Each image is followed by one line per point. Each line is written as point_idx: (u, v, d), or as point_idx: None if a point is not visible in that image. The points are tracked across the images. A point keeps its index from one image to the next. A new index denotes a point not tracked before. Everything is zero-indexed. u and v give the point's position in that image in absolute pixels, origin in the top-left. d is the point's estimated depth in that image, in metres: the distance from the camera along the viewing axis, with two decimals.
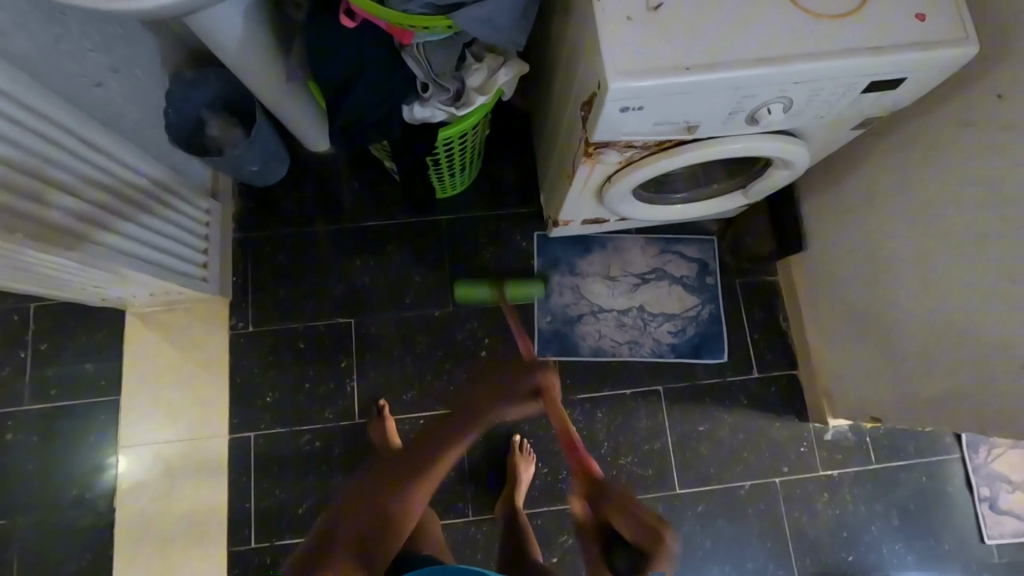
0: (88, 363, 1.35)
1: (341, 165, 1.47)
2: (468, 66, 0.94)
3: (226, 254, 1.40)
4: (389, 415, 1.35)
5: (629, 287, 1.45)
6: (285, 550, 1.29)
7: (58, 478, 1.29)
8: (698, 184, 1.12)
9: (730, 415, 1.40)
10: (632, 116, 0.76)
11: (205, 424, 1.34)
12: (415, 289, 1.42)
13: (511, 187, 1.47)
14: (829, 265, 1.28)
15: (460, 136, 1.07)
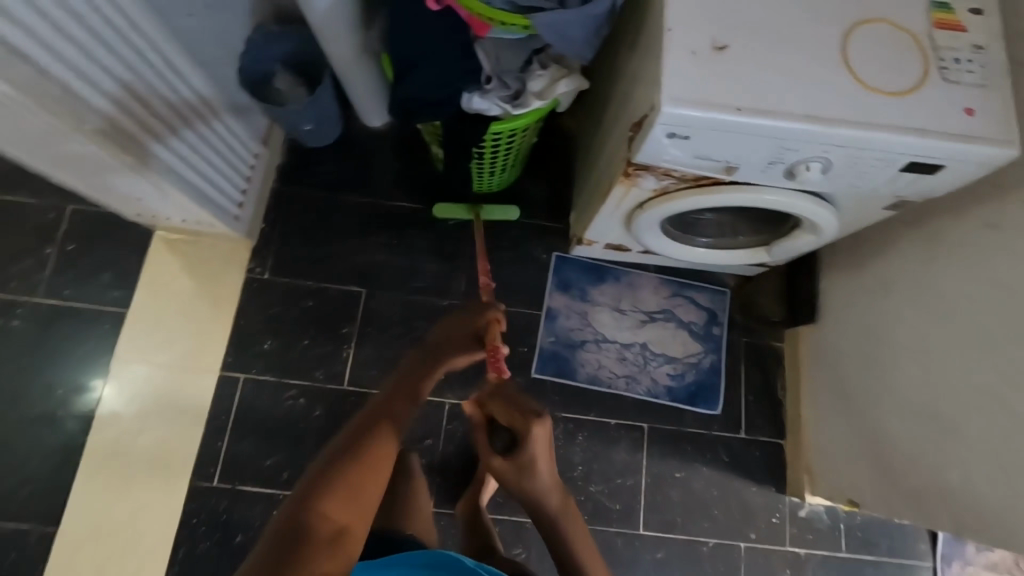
0: (107, 272, 1.39)
1: (389, 143, 1.52)
2: (533, 70, 0.97)
3: (261, 201, 1.44)
4: None
5: (636, 320, 1.46)
6: (244, 496, 1.29)
7: (51, 373, 1.32)
8: (724, 232, 1.14)
9: (709, 469, 1.39)
10: (676, 144, 0.79)
11: (201, 356, 1.36)
12: (431, 274, 1.45)
13: (544, 199, 1.51)
14: (836, 340, 1.29)
15: (509, 134, 1.11)
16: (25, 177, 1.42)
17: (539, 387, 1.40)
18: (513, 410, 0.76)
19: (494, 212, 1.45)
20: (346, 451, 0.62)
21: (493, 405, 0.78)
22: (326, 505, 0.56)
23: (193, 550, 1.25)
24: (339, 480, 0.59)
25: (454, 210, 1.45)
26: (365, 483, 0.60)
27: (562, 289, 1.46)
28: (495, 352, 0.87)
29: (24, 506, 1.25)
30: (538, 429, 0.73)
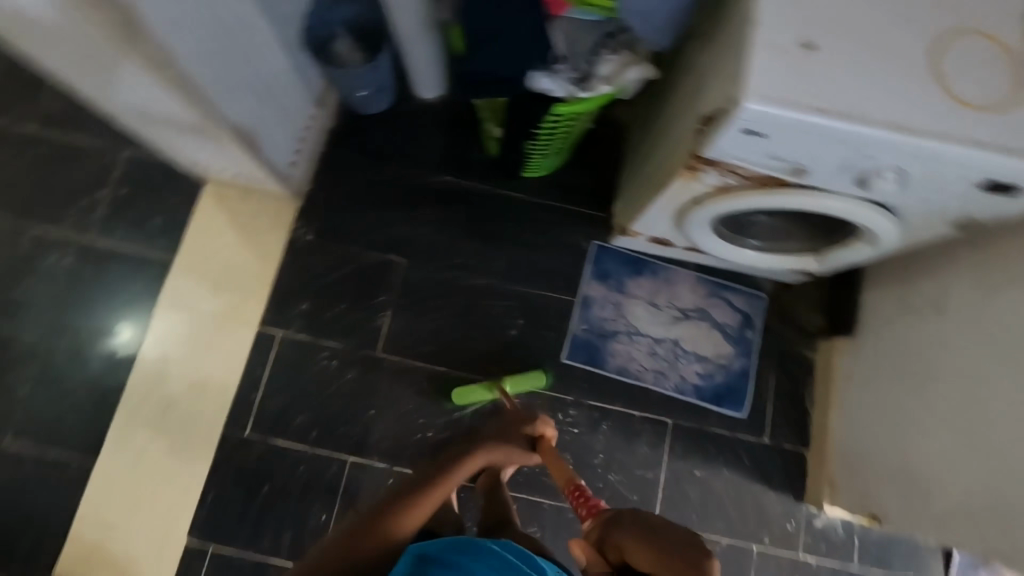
0: (157, 219, 1.42)
1: (439, 116, 1.52)
2: (603, 55, 0.97)
3: (310, 162, 1.46)
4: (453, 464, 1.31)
5: (670, 317, 1.46)
6: (273, 449, 1.33)
7: (98, 313, 1.37)
8: (774, 236, 1.14)
9: (729, 470, 1.39)
10: (750, 141, 0.79)
11: (241, 311, 1.39)
12: (470, 251, 1.46)
13: (589, 186, 1.50)
14: (874, 356, 1.28)
15: (569, 118, 1.10)
16: (84, 120, 1.45)
17: (568, 373, 1.41)
18: (650, 541, 0.76)
19: (522, 387, 1.37)
20: (385, 504, 0.84)
21: (626, 541, 0.78)
22: (360, 540, 0.79)
23: (222, 495, 1.30)
24: (372, 525, 0.81)
25: (478, 394, 1.35)
26: (389, 531, 0.81)
27: (599, 279, 1.47)
28: (581, 490, 0.93)
29: (64, 437, 1.30)
30: (707, 562, 0.72)
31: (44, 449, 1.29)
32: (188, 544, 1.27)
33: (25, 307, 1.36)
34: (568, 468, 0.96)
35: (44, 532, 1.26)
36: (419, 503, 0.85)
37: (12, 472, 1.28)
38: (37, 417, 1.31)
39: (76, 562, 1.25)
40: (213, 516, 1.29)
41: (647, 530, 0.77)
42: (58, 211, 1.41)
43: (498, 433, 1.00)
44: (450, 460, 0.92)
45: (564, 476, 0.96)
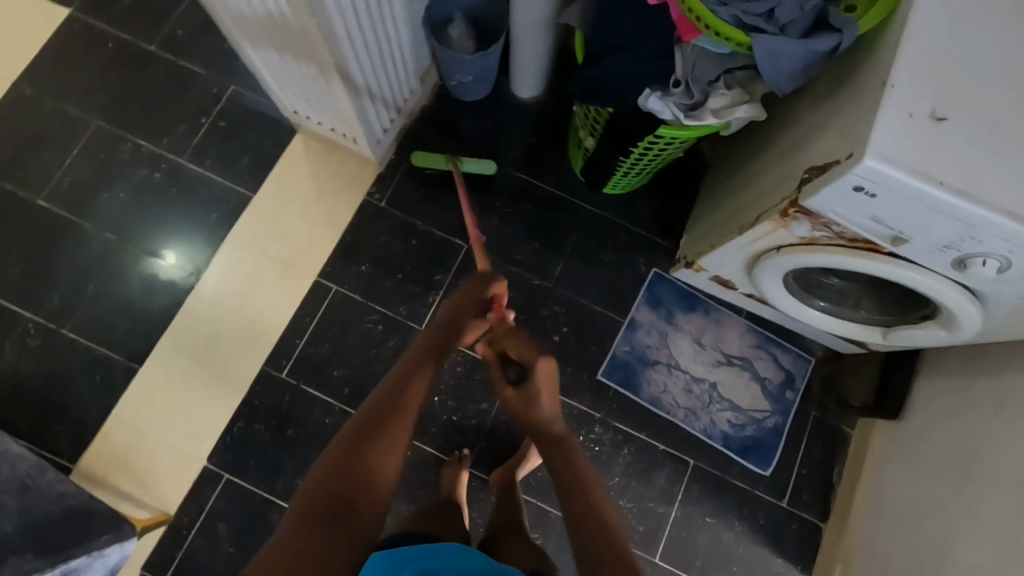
0: (246, 156, 1.49)
1: (530, 117, 1.55)
2: (719, 88, 0.97)
3: (399, 133, 1.51)
4: (466, 466, 1.32)
5: (713, 359, 1.45)
6: (304, 396, 1.36)
7: (174, 230, 1.43)
8: (843, 299, 1.13)
9: (741, 525, 1.37)
10: (859, 200, 0.79)
11: (304, 258, 1.44)
12: (532, 251, 1.48)
13: (661, 214, 1.51)
14: (918, 445, 1.25)
15: (667, 143, 1.11)
16: (201, 50, 1.53)
17: (601, 390, 1.41)
18: (523, 344, 0.86)
19: (473, 164, 1.46)
20: (354, 447, 0.73)
21: (506, 342, 0.87)
22: (342, 501, 0.68)
23: (248, 429, 1.33)
24: (350, 475, 0.70)
25: (435, 159, 1.44)
26: (379, 468, 0.72)
27: (651, 306, 1.47)
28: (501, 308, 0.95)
29: (116, 339, 1.36)
30: (541, 360, 0.82)
31: (96, 346, 1.35)
32: (206, 467, 1.31)
33: (108, 209, 1.43)
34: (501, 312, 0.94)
35: (78, 423, 1.31)
36: (400, 426, 0.76)
37: (63, 361, 1.34)
38: (96, 314, 1.37)
39: (100, 460, 1.30)
40: (235, 447, 1.32)
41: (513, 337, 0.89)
42: (159, 129, 1.48)
43: (450, 323, 0.93)
44: (410, 372, 0.84)
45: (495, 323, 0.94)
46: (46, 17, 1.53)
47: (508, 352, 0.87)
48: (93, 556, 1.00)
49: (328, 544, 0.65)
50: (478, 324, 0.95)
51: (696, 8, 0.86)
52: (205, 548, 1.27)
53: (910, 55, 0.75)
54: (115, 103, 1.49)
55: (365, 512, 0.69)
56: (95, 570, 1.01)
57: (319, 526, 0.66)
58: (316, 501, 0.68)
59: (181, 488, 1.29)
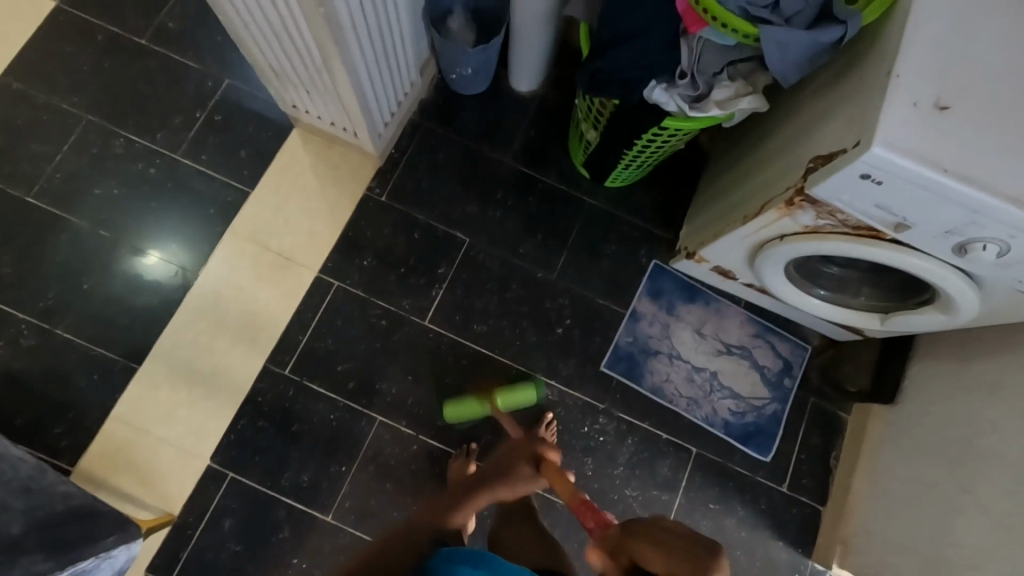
0: (243, 151, 1.47)
1: (530, 110, 1.56)
2: (723, 80, 0.99)
3: (399, 126, 1.50)
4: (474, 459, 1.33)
5: (713, 348, 1.47)
6: (309, 391, 1.35)
7: (172, 227, 1.41)
8: (843, 287, 1.16)
9: (743, 510, 1.40)
10: (865, 187, 0.81)
11: (305, 254, 1.43)
12: (534, 244, 1.49)
13: (661, 205, 1.53)
14: (915, 429, 1.28)
15: (671, 135, 1.12)
16: (195, 42, 1.50)
17: (605, 381, 1.43)
18: (655, 541, 0.78)
19: (517, 403, 1.33)
20: (403, 535, 0.82)
21: (635, 548, 0.78)
22: (371, 562, 0.76)
23: (252, 426, 1.32)
24: (397, 551, 0.78)
25: (470, 406, 1.32)
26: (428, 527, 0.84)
27: (652, 297, 1.49)
28: (586, 502, 0.92)
29: (115, 337, 1.34)
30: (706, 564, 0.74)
31: (93, 344, 1.33)
32: (210, 465, 1.29)
33: (103, 207, 1.40)
34: (574, 487, 0.92)
35: (77, 422, 1.29)
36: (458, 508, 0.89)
37: (60, 360, 1.31)
38: (93, 313, 1.34)
39: (100, 459, 1.28)
40: (239, 444, 1.31)
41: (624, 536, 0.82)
42: (153, 123, 1.46)
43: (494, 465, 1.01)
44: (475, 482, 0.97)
45: (566, 491, 0.92)
46: (34, 8, 1.49)
47: (638, 560, 0.77)
48: (102, 557, 0.98)
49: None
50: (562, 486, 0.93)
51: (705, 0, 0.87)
52: (210, 546, 1.26)
53: (914, 45, 0.77)
54: (106, 97, 1.46)
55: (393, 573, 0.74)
56: (104, 571, 0.99)
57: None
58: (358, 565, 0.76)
59: (184, 486, 1.28)
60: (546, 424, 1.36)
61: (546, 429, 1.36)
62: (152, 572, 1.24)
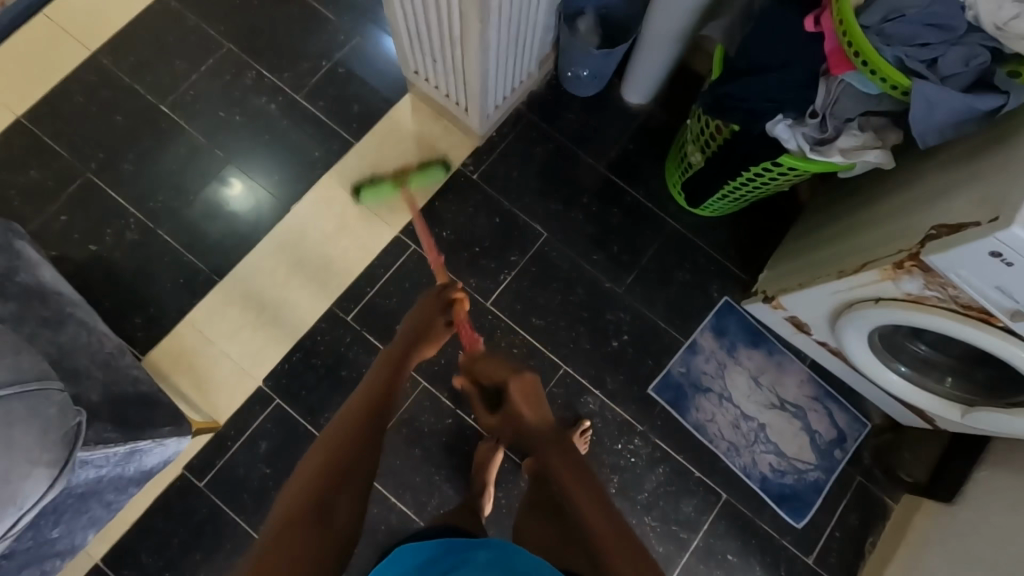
0: (356, 105, 1.54)
1: (634, 123, 1.56)
2: (853, 128, 0.96)
3: (505, 113, 1.54)
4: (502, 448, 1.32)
5: (766, 400, 1.43)
6: (364, 341, 1.40)
7: (278, 161, 1.49)
8: (925, 368, 1.11)
9: (762, 572, 1.34)
10: (991, 265, 0.77)
11: (390, 213, 1.48)
12: (609, 253, 1.49)
13: (745, 245, 1.50)
14: (968, 534, 1.18)
15: (780, 175, 1.09)
16: None
17: (649, 404, 1.41)
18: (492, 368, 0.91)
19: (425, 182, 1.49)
20: (368, 416, 0.74)
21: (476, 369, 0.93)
22: (337, 470, 0.67)
23: (306, 360, 1.38)
24: (358, 443, 0.70)
25: (384, 188, 1.47)
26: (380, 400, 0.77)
27: (715, 333, 1.46)
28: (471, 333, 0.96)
29: (205, 248, 1.43)
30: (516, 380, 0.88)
31: (184, 250, 1.42)
32: (260, 387, 1.36)
33: (222, 129, 1.50)
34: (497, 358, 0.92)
35: (155, 318, 1.38)
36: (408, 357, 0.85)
37: (153, 258, 1.41)
38: (191, 222, 1.44)
39: (167, 356, 1.36)
40: (290, 374, 1.37)
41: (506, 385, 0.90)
42: (283, 63, 1.55)
43: (418, 331, 0.87)
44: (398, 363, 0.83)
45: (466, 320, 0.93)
46: None
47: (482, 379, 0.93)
48: (157, 442, 1.03)
49: (343, 498, 0.67)
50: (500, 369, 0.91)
51: (857, 44, 0.86)
52: (243, 463, 1.31)
53: None
54: (248, 30, 1.56)
55: (360, 469, 0.69)
56: (153, 455, 1.05)
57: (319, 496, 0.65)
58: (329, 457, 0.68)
59: (233, 401, 1.35)
60: (580, 430, 1.34)
61: (580, 436, 1.34)
62: (187, 472, 1.30)
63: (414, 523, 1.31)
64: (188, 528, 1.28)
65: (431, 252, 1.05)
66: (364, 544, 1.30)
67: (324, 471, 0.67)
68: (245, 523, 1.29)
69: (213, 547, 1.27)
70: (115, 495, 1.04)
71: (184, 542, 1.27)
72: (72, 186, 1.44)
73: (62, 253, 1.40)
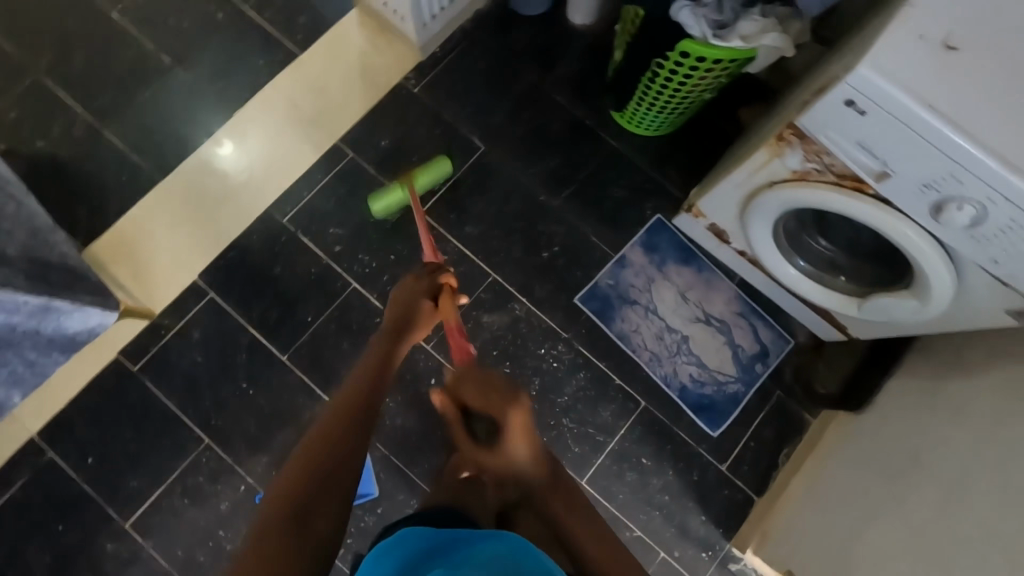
0: (304, 17, 1.56)
1: (578, 43, 1.57)
2: (750, 14, 1.00)
3: (449, 27, 1.55)
4: None
5: (692, 314, 1.45)
6: (297, 243, 1.43)
7: (223, 68, 1.52)
8: (825, 265, 1.12)
9: (674, 476, 1.37)
10: (850, 118, 0.79)
11: (330, 122, 1.50)
12: (544, 169, 1.50)
13: (681, 166, 1.51)
14: (870, 439, 1.21)
15: (689, 69, 1.11)
16: None
17: (575, 314, 1.43)
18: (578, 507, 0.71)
19: (432, 178, 1.43)
20: (346, 426, 0.69)
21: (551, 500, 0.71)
22: (323, 461, 0.65)
23: (241, 258, 1.41)
24: (331, 459, 0.65)
25: (394, 195, 1.38)
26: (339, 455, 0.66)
27: (645, 249, 1.48)
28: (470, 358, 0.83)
29: (148, 149, 1.46)
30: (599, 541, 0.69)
31: (128, 149, 1.46)
32: (194, 281, 1.40)
33: (171, 35, 1.53)
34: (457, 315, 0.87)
35: (96, 211, 1.42)
36: (352, 400, 0.72)
37: (97, 155, 1.45)
38: (136, 123, 1.47)
39: (106, 248, 1.40)
40: (224, 270, 1.41)
41: (407, 327, 0.84)
42: None
43: (400, 325, 0.83)
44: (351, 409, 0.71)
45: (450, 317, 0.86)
46: None
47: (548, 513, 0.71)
48: (76, 306, 1.08)
49: (320, 504, 0.62)
50: (429, 312, 0.86)
51: None
52: (176, 349, 1.36)
53: None
54: None
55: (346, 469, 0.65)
56: (73, 320, 1.10)
57: (310, 495, 0.62)
58: (307, 463, 0.65)
59: (169, 292, 1.39)
60: None
61: None
62: (121, 357, 1.35)
63: None
64: (119, 408, 1.33)
65: (422, 228, 1.02)
66: (286, 431, 1.34)
67: (298, 472, 0.64)
68: (173, 405, 1.33)
69: (142, 426, 1.32)
70: (38, 356, 1.08)
71: (115, 421, 1.32)
72: (24, 83, 1.48)
73: (10, 146, 1.44)
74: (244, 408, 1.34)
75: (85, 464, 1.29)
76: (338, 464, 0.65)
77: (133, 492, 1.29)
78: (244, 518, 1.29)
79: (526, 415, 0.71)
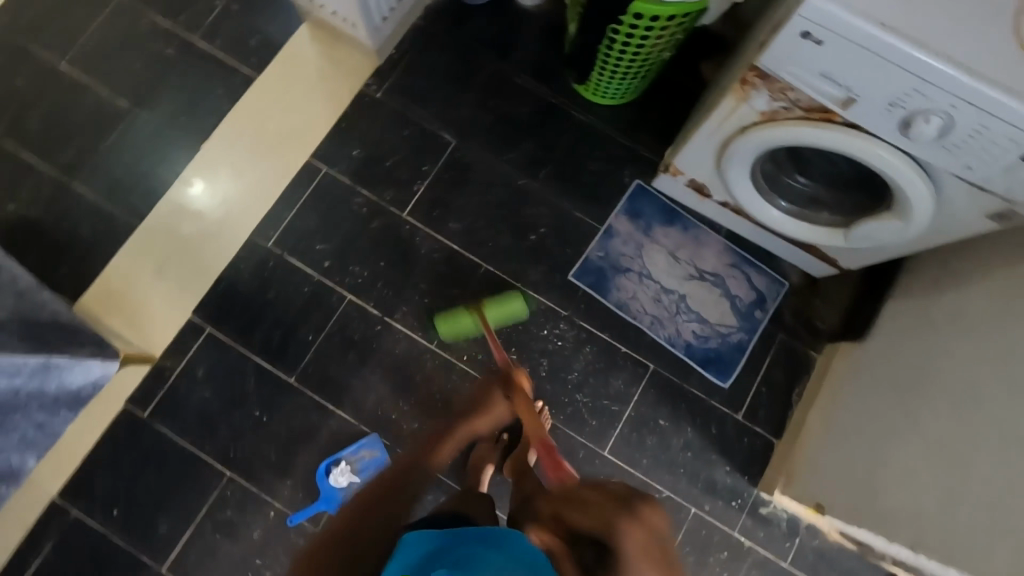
0: (255, 39, 1.54)
1: (532, 24, 1.57)
2: None
3: (401, 27, 1.54)
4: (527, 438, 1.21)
5: (685, 272, 1.46)
6: (285, 265, 1.43)
7: (182, 103, 1.50)
8: (807, 202, 1.14)
9: (694, 433, 1.39)
10: (808, 50, 0.80)
11: (299, 140, 1.50)
12: (518, 153, 1.51)
13: (652, 129, 1.52)
14: (877, 364, 1.24)
15: (645, 29, 1.11)
16: None
17: (571, 291, 1.44)
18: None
19: (509, 317, 1.40)
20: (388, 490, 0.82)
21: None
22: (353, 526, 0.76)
23: (232, 289, 1.41)
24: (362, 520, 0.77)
25: (461, 321, 1.37)
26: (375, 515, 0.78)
27: (629, 217, 1.49)
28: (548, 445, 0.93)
29: (120, 195, 1.45)
30: None
31: (100, 199, 1.44)
32: (190, 319, 1.39)
33: (124, 78, 1.51)
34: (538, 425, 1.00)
35: (79, 266, 1.41)
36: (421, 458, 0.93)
37: (71, 209, 1.43)
38: (105, 171, 1.46)
39: (95, 301, 1.39)
40: (218, 304, 1.40)
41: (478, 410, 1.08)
42: (177, 8, 1.55)
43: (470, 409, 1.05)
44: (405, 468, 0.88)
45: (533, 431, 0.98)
46: None
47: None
48: (74, 360, 1.04)
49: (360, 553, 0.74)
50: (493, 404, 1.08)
51: None
52: (183, 390, 1.36)
53: None
54: None
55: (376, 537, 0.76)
56: (75, 376, 1.06)
57: (352, 545, 0.74)
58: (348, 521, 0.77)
59: (166, 334, 1.39)
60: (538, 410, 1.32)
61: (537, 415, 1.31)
62: (129, 406, 1.34)
63: (353, 426, 1.36)
64: (136, 456, 1.32)
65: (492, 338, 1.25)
66: (306, 452, 1.34)
67: (342, 529, 0.76)
68: (189, 445, 1.33)
69: (162, 470, 1.32)
70: (47, 417, 1.07)
71: (134, 470, 1.31)
72: None
73: None
74: (260, 437, 1.34)
75: (111, 517, 1.29)
76: (372, 534, 0.76)
77: (165, 536, 1.29)
78: (280, 542, 1.30)
79: (653, 541, 0.56)
